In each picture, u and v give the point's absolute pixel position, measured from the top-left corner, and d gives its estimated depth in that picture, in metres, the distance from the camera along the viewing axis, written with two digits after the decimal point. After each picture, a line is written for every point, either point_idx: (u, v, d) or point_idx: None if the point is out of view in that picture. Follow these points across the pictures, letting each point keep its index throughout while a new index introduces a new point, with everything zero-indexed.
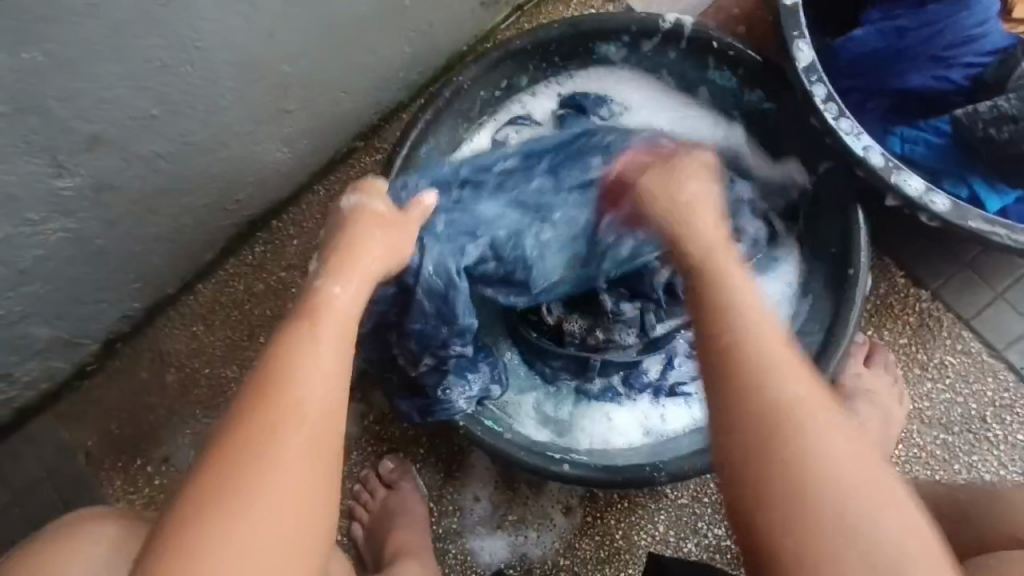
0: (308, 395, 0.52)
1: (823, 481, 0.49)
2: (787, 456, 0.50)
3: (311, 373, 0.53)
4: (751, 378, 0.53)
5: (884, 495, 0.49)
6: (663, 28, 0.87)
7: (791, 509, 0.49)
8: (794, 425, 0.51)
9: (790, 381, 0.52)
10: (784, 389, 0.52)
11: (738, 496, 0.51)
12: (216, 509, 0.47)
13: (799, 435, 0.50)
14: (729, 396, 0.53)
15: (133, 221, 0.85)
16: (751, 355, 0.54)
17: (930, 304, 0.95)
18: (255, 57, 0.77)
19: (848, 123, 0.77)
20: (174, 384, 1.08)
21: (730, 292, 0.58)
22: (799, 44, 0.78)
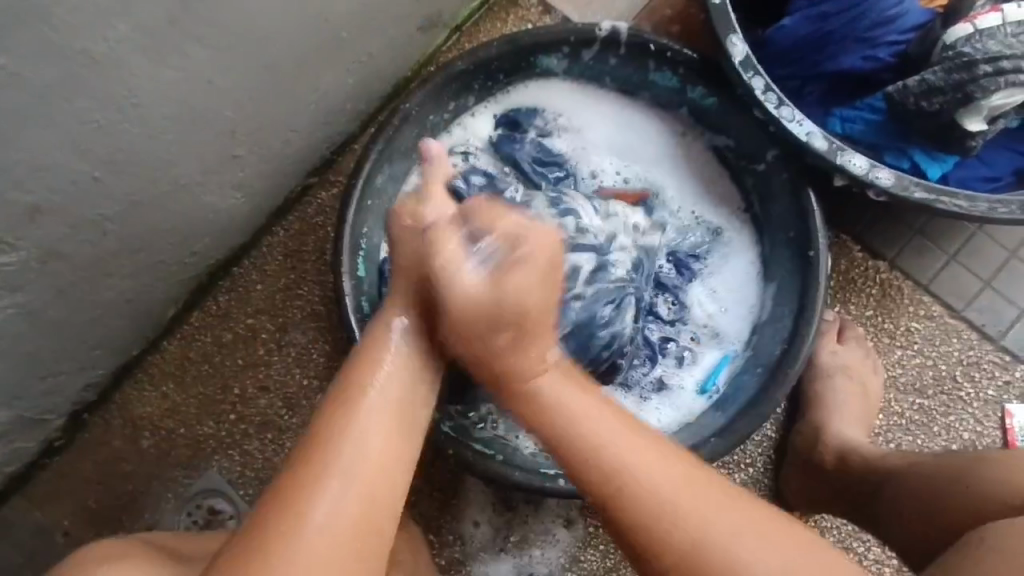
0: (363, 491, 0.57)
1: (709, 529, 0.57)
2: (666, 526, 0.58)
3: (362, 474, 0.58)
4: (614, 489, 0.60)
5: (727, 513, 0.58)
6: (599, 36, 0.89)
7: (560, 407, 0.65)
8: (637, 486, 0.60)
9: (624, 459, 0.61)
10: (629, 458, 0.61)
11: (589, 472, 0.61)
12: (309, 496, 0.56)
13: (607, 464, 0.61)
14: (543, 419, 0.65)
15: (88, 286, 0.83)
16: (600, 473, 0.61)
17: (889, 275, 0.98)
18: (194, 108, 0.76)
19: (789, 110, 0.79)
20: (151, 449, 1.05)
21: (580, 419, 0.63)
22: (733, 39, 0.81)
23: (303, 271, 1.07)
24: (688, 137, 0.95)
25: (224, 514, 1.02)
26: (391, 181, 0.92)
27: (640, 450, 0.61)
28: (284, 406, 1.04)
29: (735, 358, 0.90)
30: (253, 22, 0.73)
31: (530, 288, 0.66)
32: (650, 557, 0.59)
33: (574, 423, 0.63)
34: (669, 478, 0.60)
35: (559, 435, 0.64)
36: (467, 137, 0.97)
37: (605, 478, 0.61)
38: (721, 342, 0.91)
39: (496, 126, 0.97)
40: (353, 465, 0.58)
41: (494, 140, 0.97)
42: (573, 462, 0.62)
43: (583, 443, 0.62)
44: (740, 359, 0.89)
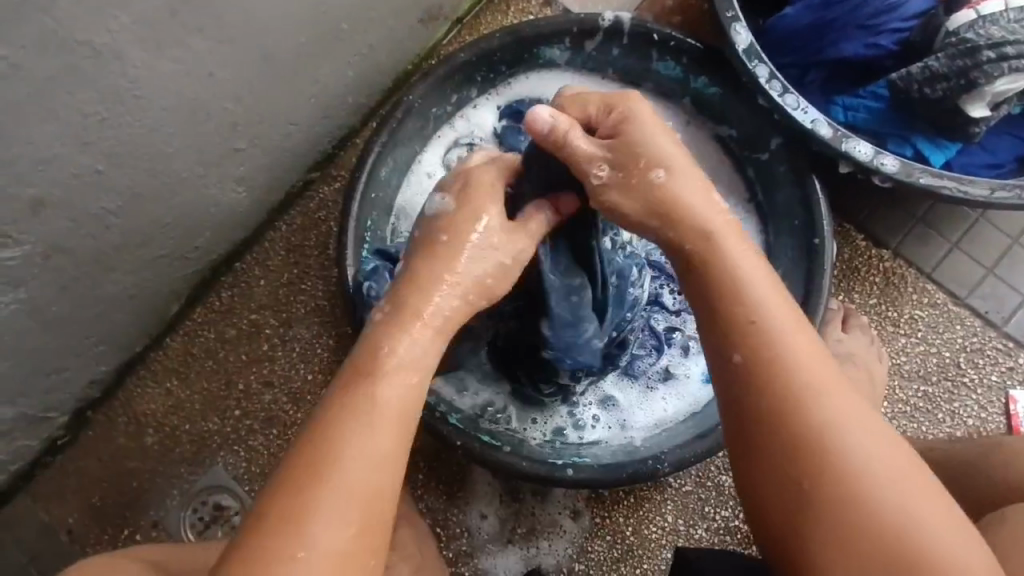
0: (360, 505, 0.50)
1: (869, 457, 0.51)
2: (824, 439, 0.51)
3: (365, 469, 0.51)
4: (783, 384, 0.54)
5: (871, 429, 0.52)
6: (602, 26, 0.89)
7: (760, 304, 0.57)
8: (812, 401, 0.52)
9: (795, 359, 0.54)
10: (803, 365, 0.54)
11: (755, 364, 0.55)
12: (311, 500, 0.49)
13: (785, 368, 0.54)
14: (714, 306, 0.58)
15: (90, 281, 0.82)
16: (765, 336, 0.55)
17: (892, 263, 0.99)
18: (196, 101, 0.75)
19: (793, 98, 0.79)
20: (155, 446, 1.04)
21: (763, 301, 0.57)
22: (736, 26, 0.80)
23: (306, 266, 1.07)
24: (693, 124, 0.94)
25: (230, 510, 1.02)
26: (394, 174, 0.92)
27: (807, 357, 0.54)
28: (290, 401, 1.04)
29: None
30: (254, 13, 0.73)
31: (681, 186, 0.61)
32: (798, 457, 0.52)
33: (734, 319, 0.56)
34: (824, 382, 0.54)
35: (730, 329, 0.56)
36: (470, 129, 0.97)
37: (778, 381, 0.54)
38: None
39: (500, 118, 0.97)
40: (346, 478, 0.51)
41: (499, 131, 0.97)
42: (737, 348, 0.55)
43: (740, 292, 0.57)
44: None
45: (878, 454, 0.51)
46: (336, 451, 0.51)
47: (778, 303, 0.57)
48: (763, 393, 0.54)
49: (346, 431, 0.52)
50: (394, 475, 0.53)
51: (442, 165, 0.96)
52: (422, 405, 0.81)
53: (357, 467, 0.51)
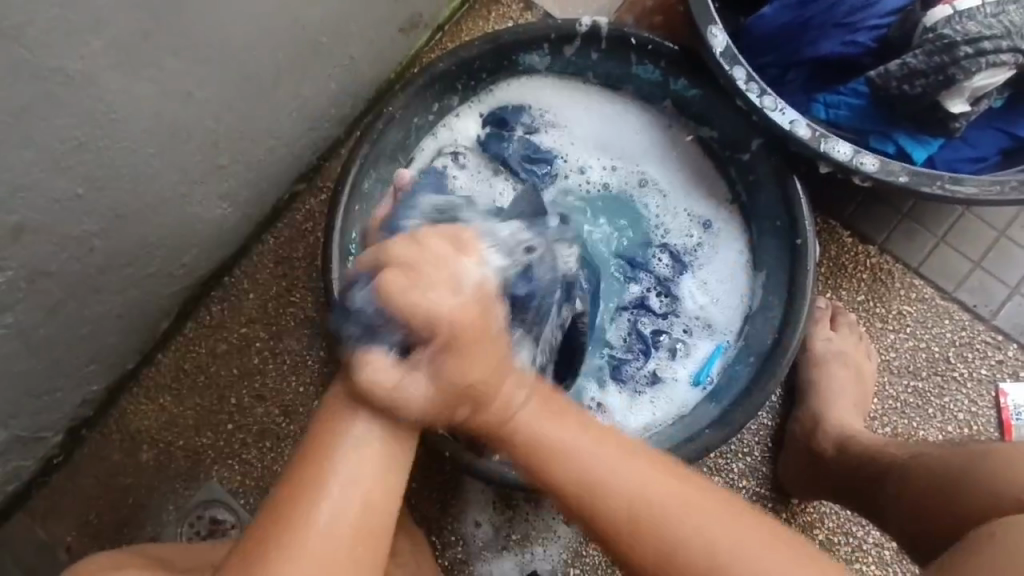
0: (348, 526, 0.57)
1: (716, 542, 0.57)
2: (679, 536, 0.57)
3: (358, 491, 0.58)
4: (617, 506, 0.59)
5: (700, 506, 0.58)
6: (579, 32, 0.89)
7: (560, 432, 0.61)
8: (654, 511, 0.58)
9: (606, 481, 0.59)
10: (623, 482, 0.59)
11: (600, 513, 0.59)
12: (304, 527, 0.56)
13: (588, 494, 0.59)
14: (531, 459, 0.62)
15: (77, 303, 0.83)
16: (564, 454, 0.61)
17: (879, 258, 0.99)
18: (175, 121, 0.75)
19: (771, 99, 0.79)
20: (150, 461, 1.05)
21: (572, 452, 0.61)
22: (713, 30, 0.80)
23: (294, 278, 1.07)
24: (672, 128, 0.95)
25: (226, 523, 1.03)
26: (378, 186, 0.92)
27: (625, 476, 0.59)
28: (282, 413, 1.05)
29: (728, 349, 0.90)
30: (228, 33, 0.73)
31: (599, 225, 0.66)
32: (638, 531, 0.58)
33: (551, 462, 0.60)
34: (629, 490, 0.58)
35: (544, 466, 0.61)
36: (453, 137, 0.97)
37: (603, 504, 0.59)
38: (715, 334, 0.91)
39: (483, 126, 0.98)
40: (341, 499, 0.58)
41: (482, 139, 0.97)
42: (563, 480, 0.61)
43: (559, 445, 0.61)
44: (733, 349, 0.89)
45: (744, 550, 0.57)
46: (307, 499, 0.57)
47: (569, 429, 0.62)
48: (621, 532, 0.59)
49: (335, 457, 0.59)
50: (387, 500, 0.60)
51: None
52: None
53: (336, 502, 0.57)
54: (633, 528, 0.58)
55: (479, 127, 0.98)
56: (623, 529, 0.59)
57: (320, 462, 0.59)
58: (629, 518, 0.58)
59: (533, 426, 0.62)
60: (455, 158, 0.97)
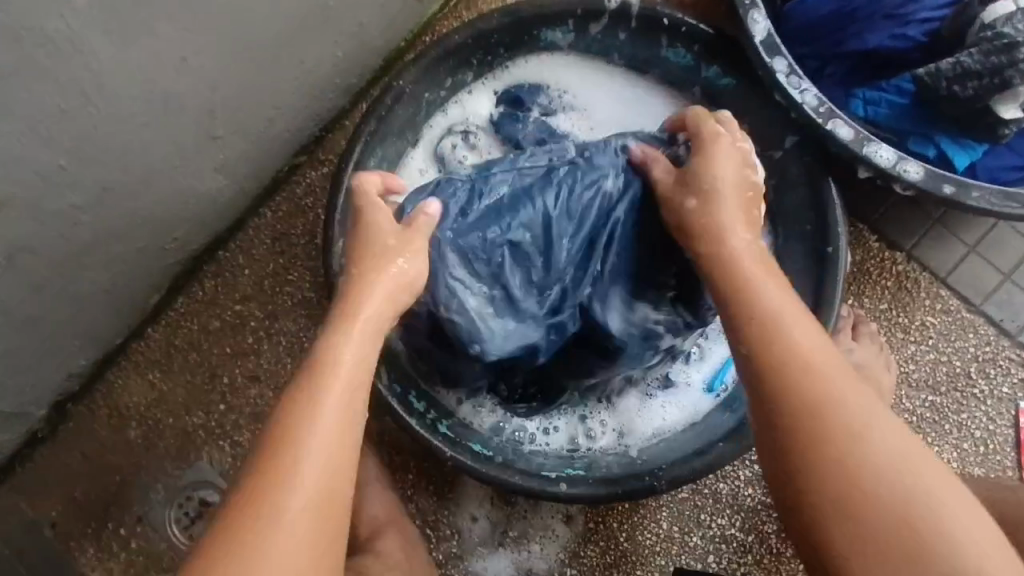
0: (316, 488, 0.52)
1: (872, 458, 0.52)
2: (842, 447, 0.53)
3: (320, 458, 0.53)
4: (814, 393, 0.55)
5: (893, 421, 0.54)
6: (608, 9, 0.82)
7: (789, 327, 0.58)
8: (849, 414, 0.54)
9: (829, 362, 0.56)
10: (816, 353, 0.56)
11: (781, 376, 0.56)
12: (267, 492, 0.51)
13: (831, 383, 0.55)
14: (751, 327, 0.59)
15: (62, 279, 0.78)
16: (779, 337, 0.58)
17: (906, 266, 0.94)
18: (168, 90, 0.69)
19: (813, 95, 0.73)
20: (139, 439, 1.02)
21: (794, 330, 0.58)
22: (754, 15, 0.74)
23: (292, 256, 1.02)
24: None
25: (216, 505, 1.00)
26: (384, 165, 0.87)
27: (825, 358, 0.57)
28: (276, 396, 1.01)
29: None
30: None
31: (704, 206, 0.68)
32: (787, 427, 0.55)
33: (770, 323, 0.59)
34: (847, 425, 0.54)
35: (752, 329, 0.59)
36: (465, 115, 0.91)
37: (802, 384, 0.55)
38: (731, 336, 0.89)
39: (498, 103, 0.91)
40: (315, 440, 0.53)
41: (495, 118, 0.90)
42: (758, 354, 0.58)
43: (806, 361, 0.56)
44: None
45: (893, 440, 0.53)
46: (291, 442, 0.53)
47: (798, 325, 0.59)
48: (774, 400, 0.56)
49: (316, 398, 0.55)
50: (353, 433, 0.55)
51: (434, 156, 0.91)
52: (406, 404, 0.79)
53: (313, 466, 0.52)
54: (782, 406, 0.55)
55: (494, 104, 0.91)
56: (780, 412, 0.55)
57: (297, 404, 0.54)
58: (828, 425, 0.53)
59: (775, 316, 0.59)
60: (465, 136, 0.90)
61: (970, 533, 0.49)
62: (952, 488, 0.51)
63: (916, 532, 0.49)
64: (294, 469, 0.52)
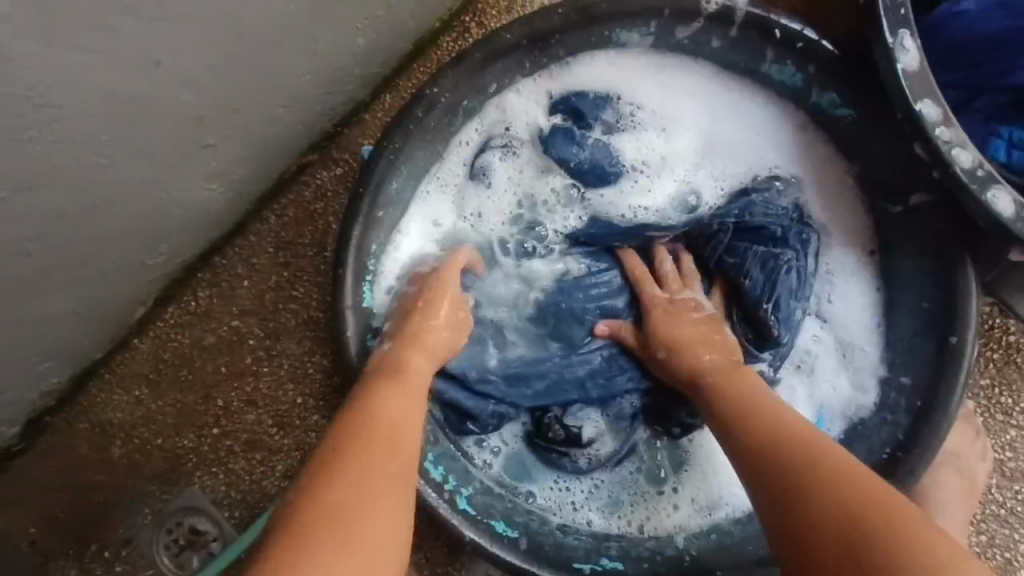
0: (397, 436, 0.53)
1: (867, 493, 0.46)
2: (826, 476, 0.48)
3: (404, 424, 0.54)
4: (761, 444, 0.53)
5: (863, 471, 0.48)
6: (706, 11, 0.65)
7: (733, 389, 0.59)
8: (790, 450, 0.51)
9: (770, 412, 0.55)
10: (754, 428, 0.54)
11: (739, 433, 0.55)
12: (342, 469, 0.48)
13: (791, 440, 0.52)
14: (721, 392, 0.59)
15: (19, 308, 0.66)
16: (749, 396, 0.57)
17: (1020, 337, 0.80)
18: (139, 98, 0.54)
19: (969, 154, 0.56)
20: (124, 458, 0.92)
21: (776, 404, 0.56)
22: (903, 40, 0.57)
23: (298, 268, 0.89)
24: (797, 147, 0.72)
25: (206, 536, 0.91)
26: (407, 186, 0.71)
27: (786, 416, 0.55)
28: (276, 425, 0.90)
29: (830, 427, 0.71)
30: None
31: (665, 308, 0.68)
32: (773, 461, 0.51)
33: (727, 393, 0.59)
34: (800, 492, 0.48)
35: (732, 397, 0.58)
36: (506, 125, 0.75)
37: (780, 436, 0.52)
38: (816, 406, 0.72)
39: (551, 114, 0.75)
40: (380, 429, 0.52)
41: (546, 132, 0.75)
42: (726, 417, 0.57)
43: (780, 428, 0.53)
44: (840, 426, 0.71)
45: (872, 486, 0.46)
46: (384, 428, 0.53)
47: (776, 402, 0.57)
48: (751, 454, 0.53)
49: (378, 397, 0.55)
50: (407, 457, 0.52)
51: (470, 169, 0.75)
52: None
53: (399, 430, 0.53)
54: (755, 453, 0.53)
55: (545, 116, 0.75)
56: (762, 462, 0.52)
57: (379, 395, 0.56)
58: (796, 466, 0.49)
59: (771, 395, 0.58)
60: (507, 152, 0.75)
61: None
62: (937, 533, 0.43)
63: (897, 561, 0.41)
64: (364, 448, 0.50)
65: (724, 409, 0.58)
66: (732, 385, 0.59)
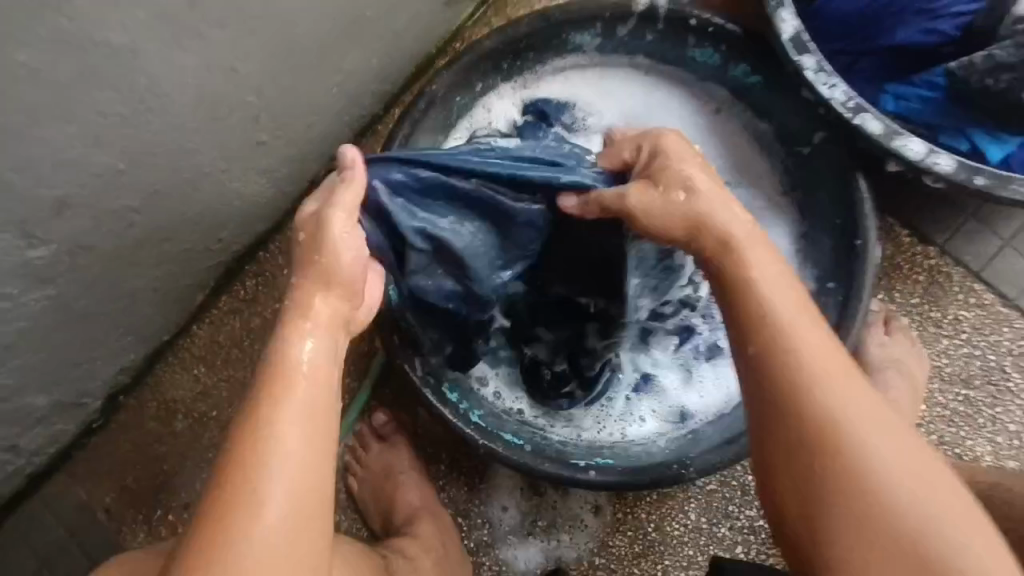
0: (322, 362, 0.55)
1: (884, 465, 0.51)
2: (835, 439, 0.52)
3: (323, 346, 0.56)
4: (788, 380, 0.55)
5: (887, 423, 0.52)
6: (637, 11, 0.84)
7: (771, 319, 0.57)
8: (816, 397, 0.54)
9: (799, 339, 0.56)
10: (776, 365, 0.55)
11: (760, 360, 0.56)
12: (272, 410, 0.52)
13: (812, 385, 0.54)
14: (747, 320, 0.58)
15: (115, 277, 0.83)
16: (776, 329, 0.57)
17: (939, 260, 0.93)
18: (216, 96, 0.73)
19: (841, 91, 0.74)
20: (185, 430, 1.06)
21: (804, 334, 0.56)
22: (782, 14, 0.75)
23: None
24: (721, 120, 0.91)
25: None
26: None
27: (817, 348, 0.55)
28: None
29: None
30: (272, 5, 0.70)
31: (712, 200, 0.63)
32: (786, 409, 0.54)
33: (752, 325, 0.58)
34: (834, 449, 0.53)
35: (752, 323, 0.58)
36: (490, 121, 0.93)
37: (800, 376, 0.54)
38: None
39: (523, 112, 0.92)
40: (311, 354, 0.55)
41: (519, 124, 0.91)
42: (747, 335, 0.58)
43: (802, 367, 0.55)
44: None
45: (891, 446, 0.51)
46: (291, 373, 0.54)
47: (805, 327, 0.57)
48: (766, 385, 0.56)
49: (296, 310, 0.56)
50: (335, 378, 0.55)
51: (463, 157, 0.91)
52: (430, 385, 0.81)
53: (319, 355, 0.55)
54: (769, 383, 0.56)
55: (518, 113, 0.93)
56: (772, 393, 0.55)
57: (291, 317, 0.56)
58: (818, 423, 0.53)
59: (797, 308, 0.58)
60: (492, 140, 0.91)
61: (941, 510, 0.49)
62: (937, 475, 0.51)
63: (891, 525, 0.49)
64: (294, 381, 0.53)
65: (741, 331, 0.58)
66: (761, 312, 0.58)
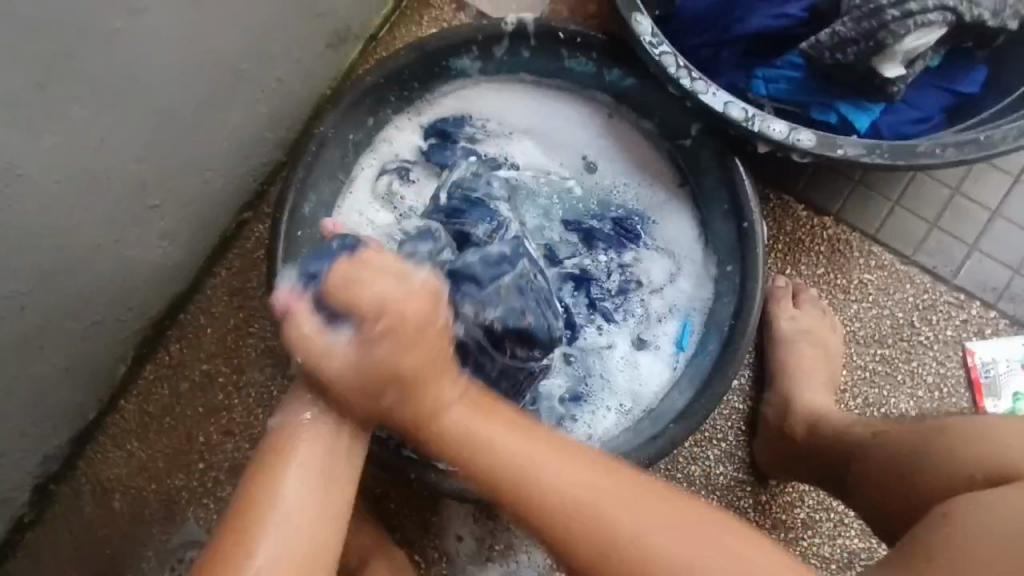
0: (317, 507, 0.60)
1: (649, 544, 0.58)
2: (630, 551, 0.58)
3: (304, 496, 0.60)
4: (538, 506, 0.60)
5: (625, 495, 0.60)
6: (506, 31, 0.87)
7: (504, 449, 0.62)
8: (563, 516, 0.59)
9: (530, 475, 0.60)
10: (540, 485, 0.60)
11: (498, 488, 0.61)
12: (254, 529, 0.58)
13: (553, 506, 0.59)
14: (487, 460, 0.62)
15: (19, 364, 0.81)
16: (507, 467, 0.61)
17: (836, 229, 0.97)
18: (92, 167, 0.73)
19: (703, 83, 0.78)
20: (124, 508, 1.03)
21: (542, 467, 0.61)
22: (637, 17, 0.79)
23: (250, 309, 1.05)
24: (613, 119, 0.94)
25: None
26: (319, 209, 0.89)
27: (552, 476, 0.60)
28: (252, 447, 1.03)
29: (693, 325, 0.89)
30: (136, 70, 0.71)
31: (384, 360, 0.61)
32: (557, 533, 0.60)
33: (494, 470, 0.61)
34: (647, 501, 0.60)
35: (492, 469, 0.62)
36: (393, 152, 0.95)
37: (555, 511, 0.59)
38: (678, 311, 0.90)
39: (424, 137, 0.95)
40: (286, 517, 0.59)
41: (424, 149, 0.95)
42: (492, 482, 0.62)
43: (552, 498, 0.59)
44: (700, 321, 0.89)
45: (651, 525, 0.58)
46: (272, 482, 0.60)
47: (531, 454, 0.61)
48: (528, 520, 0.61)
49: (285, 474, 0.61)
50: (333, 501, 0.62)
51: (374, 191, 0.94)
52: None
53: (294, 487, 0.60)
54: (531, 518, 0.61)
55: (419, 139, 0.95)
56: (558, 527, 0.60)
57: (265, 487, 0.60)
58: (579, 537, 0.59)
59: (532, 440, 0.62)
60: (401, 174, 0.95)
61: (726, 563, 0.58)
62: (697, 528, 0.59)
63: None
64: (272, 513, 0.59)
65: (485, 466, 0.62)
66: (489, 455, 0.62)
